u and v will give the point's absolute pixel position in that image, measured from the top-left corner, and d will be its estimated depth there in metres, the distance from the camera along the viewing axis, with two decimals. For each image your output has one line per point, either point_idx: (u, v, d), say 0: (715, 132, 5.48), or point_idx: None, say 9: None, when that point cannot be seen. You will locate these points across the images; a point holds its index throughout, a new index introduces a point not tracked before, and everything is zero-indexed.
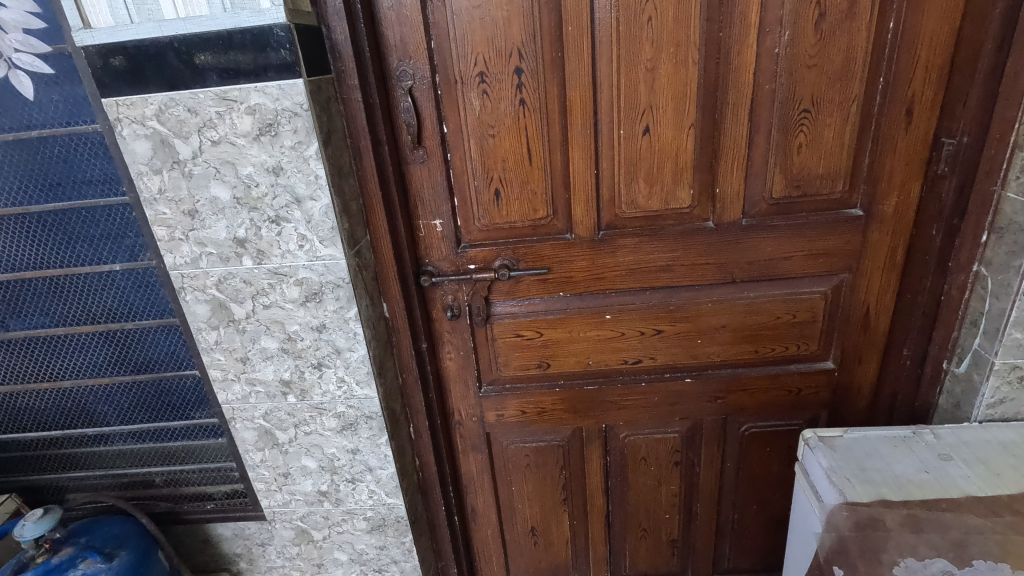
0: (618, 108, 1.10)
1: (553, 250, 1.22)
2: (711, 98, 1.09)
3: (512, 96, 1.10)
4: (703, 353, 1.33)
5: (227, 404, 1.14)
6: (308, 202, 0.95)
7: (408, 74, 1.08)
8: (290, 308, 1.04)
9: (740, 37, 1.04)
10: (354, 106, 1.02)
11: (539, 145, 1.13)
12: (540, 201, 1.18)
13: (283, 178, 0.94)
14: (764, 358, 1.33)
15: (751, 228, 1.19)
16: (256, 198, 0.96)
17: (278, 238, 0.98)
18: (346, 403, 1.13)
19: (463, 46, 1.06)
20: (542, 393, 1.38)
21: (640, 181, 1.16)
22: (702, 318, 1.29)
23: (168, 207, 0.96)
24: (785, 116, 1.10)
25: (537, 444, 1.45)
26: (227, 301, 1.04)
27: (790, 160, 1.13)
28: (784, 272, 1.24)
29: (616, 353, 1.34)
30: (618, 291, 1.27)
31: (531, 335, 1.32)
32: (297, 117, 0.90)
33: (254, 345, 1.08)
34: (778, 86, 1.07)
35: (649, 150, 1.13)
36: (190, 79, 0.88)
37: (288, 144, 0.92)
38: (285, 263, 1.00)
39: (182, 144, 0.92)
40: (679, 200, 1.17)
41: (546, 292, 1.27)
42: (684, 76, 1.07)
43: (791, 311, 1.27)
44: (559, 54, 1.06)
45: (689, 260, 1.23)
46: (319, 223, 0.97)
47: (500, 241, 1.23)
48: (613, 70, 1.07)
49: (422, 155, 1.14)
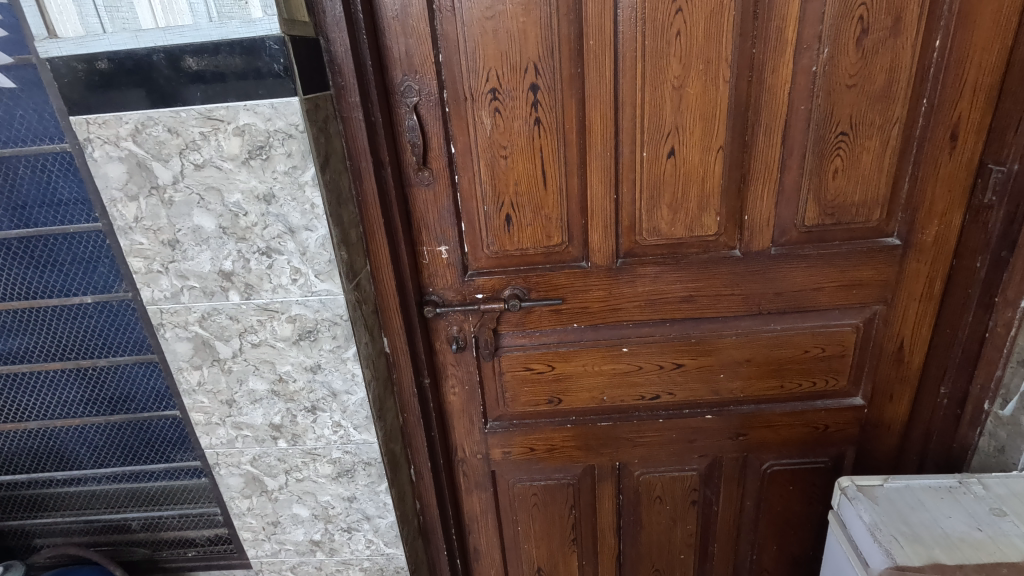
0: (641, 129, 1.01)
1: (567, 279, 1.13)
2: (741, 119, 1.01)
3: (526, 115, 1.01)
4: (724, 388, 1.25)
5: (211, 449, 1.04)
6: (303, 232, 0.86)
7: (413, 89, 0.99)
8: (281, 346, 0.94)
9: (775, 54, 0.96)
10: (354, 125, 0.92)
11: (553, 167, 1.05)
12: (555, 227, 1.09)
13: (275, 206, 0.84)
14: (789, 394, 1.25)
15: (780, 257, 1.11)
16: (245, 228, 0.86)
17: (269, 272, 0.88)
18: (343, 449, 1.03)
19: (473, 59, 0.97)
20: (552, 430, 1.30)
21: (663, 207, 1.07)
22: (724, 352, 1.21)
23: (145, 235, 0.86)
24: (821, 139, 1.01)
25: (546, 482, 1.36)
26: (211, 339, 0.94)
27: (825, 186, 1.05)
28: (814, 304, 1.15)
29: (632, 388, 1.25)
30: (636, 323, 1.18)
31: (542, 369, 1.23)
32: (291, 139, 0.80)
33: (241, 386, 0.98)
34: (815, 106, 0.99)
35: (673, 174, 1.05)
36: (171, 96, 0.78)
37: (281, 169, 0.82)
38: (276, 299, 0.90)
39: (162, 168, 0.82)
40: (705, 228, 1.09)
41: (559, 323, 1.18)
42: (714, 94, 0.99)
43: (820, 345, 1.19)
44: (579, 69, 0.98)
45: (713, 291, 1.15)
46: (315, 255, 0.87)
47: (510, 268, 1.14)
48: (637, 89, 0.99)
49: (428, 176, 1.05)
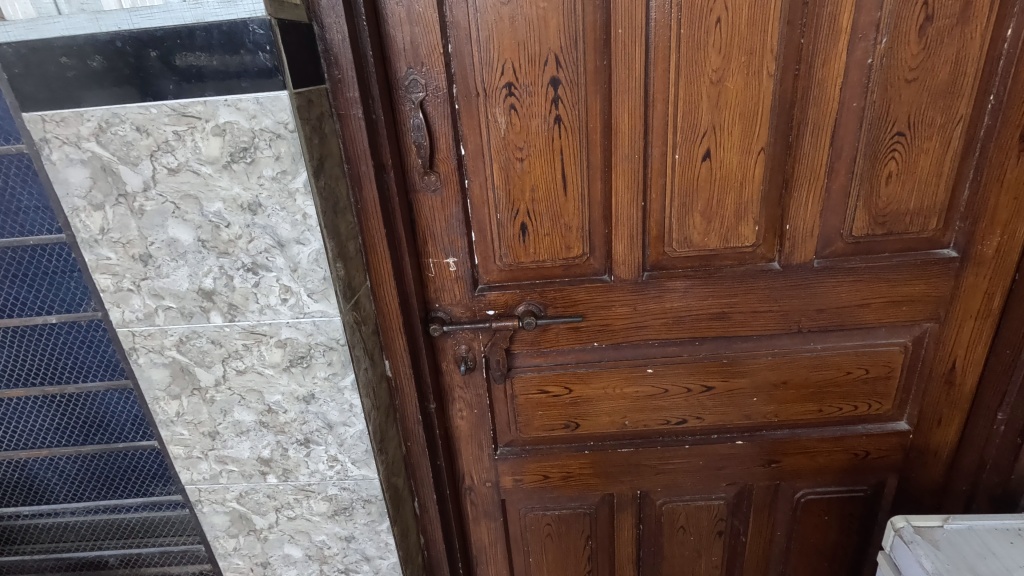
0: (674, 129, 0.91)
1: (588, 294, 1.03)
2: (785, 117, 0.90)
3: (546, 113, 0.90)
4: (757, 412, 1.14)
5: (192, 485, 0.93)
6: (294, 246, 0.75)
7: (418, 83, 0.88)
8: (269, 374, 0.83)
9: (827, 44, 0.85)
10: (353, 124, 0.80)
11: (574, 172, 0.94)
12: (575, 238, 0.99)
13: (262, 217, 0.73)
14: (828, 419, 1.15)
15: (824, 270, 1.00)
16: (227, 241, 0.75)
17: (255, 291, 0.77)
18: (340, 485, 0.92)
19: (487, 50, 0.86)
20: (569, 456, 1.19)
21: (696, 215, 0.97)
22: (758, 373, 1.10)
23: (113, 249, 0.75)
24: (874, 140, 0.91)
25: (560, 512, 1.26)
26: (191, 365, 0.83)
27: (877, 193, 0.94)
28: (859, 321, 1.05)
29: (656, 412, 1.14)
30: (662, 342, 1.08)
31: (558, 391, 1.12)
32: (279, 140, 0.69)
33: (225, 417, 0.87)
34: (869, 103, 0.88)
35: (708, 179, 0.94)
36: (140, 89, 0.67)
37: (268, 174, 0.71)
38: (264, 321, 0.79)
39: (131, 173, 0.71)
40: (741, 238, 0.98)
41: (577, 342, 1.08)
42: (756, 90, 0.88)
43: (864, 366, 1.09)
44: (605, 61, 0.87)
45: (748, 307, 1.04)
46: (307, 272, 0.76)
47: (525, 282, 1.03)
48: (671, 84, 0.88)
49: (435, 181, 0.94)
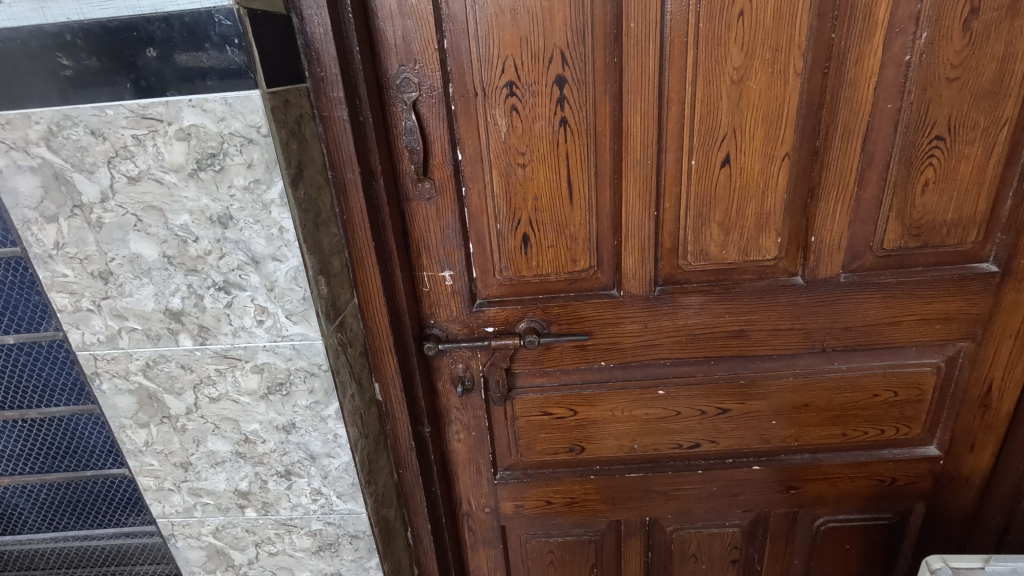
0: (690, 133, 0.83)
1: (595, 310, 0.95)
2: (813, 119, 0.82)
3: (550, 114, 0.82)
4: (776, 436, 1.06)
5: (164, 518, 0.85)
6: (269, 263, 0.67)
7: (411, 82, 0.80)
8: (246, 402, 0.76)
9: (862, 39, 0.77)
10: (337, 127, 0.73)
11: (580, 179, 0.86)
12: (581, 250, 0.91)
13: (233, 230, 0.65)
14: (851, 443, 1.07)
15: (852, 286, 0.92)
16: (195, 257, 0.67)
17: (228, 311, 0.70)
18: (324, 520, 0.85)
19: (486, 46, 0.79)
20: (573, 481, 1.11)
21: (713, 226, 0.89)
22: (777, 395, 1.02)
23: (69, 266, 0.67)
24: (909, 144, 0.83)
25: (564, 538, 1.18)
26: (160, 392, 0.76)
27: (912, 202, 0.86)
28: (887, 340, 0.97)
29: (667, 435, 1.07)
30: (675, 362, 1.00)
31: (563, 413, 1.05)
32: (251, 145, 0.61)
33: (198, 447, 0.80)
34: (906, 104, 0.80)
35: (726, 186, 0.86)
36: (93, 88, 0.59)
37: (239, 184, 0.63)
38: (238, 344, 0.72)
39: (87, 181, 0.63)
40: (762, 251, 0.91)
41: (583, 361, 1.00)
42: (781, 90, 0.80)
43: (892, 388, 1.01)
44: (615, 58, 0.79)
45: (768, 325, 0.96)
46: (285, 292, 0.69)
47: (527, 297, 0.95)
48: (688, 83, 0.80)
49: (429, 189, 0.87)
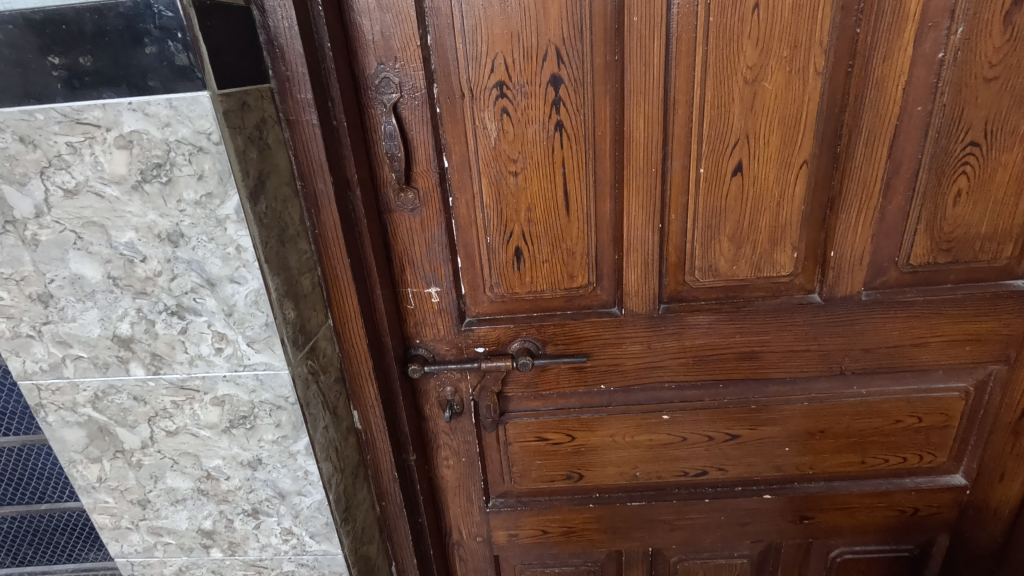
0: (699, 138, 0.75)
1: (594, 329, 0.88)
2: (835, 123, 0.75)
3: (544, 118, 0.75)
4: (789, 463, 0.99)
5: (123, 559, 0.78)
6: (227, 285, 0.60)
7: (391, 83, 0.73)
8: (206, 436, 0.69)
9: (891, 35, 0.69)
10: (306, 132, 0.65)
11: (578, 187, 0.79)
12: (579, 265, 0.84)
13: (185, 249, 0.58)
14: (871, 472, 0.99)
15: (874, 304, 0.85)
16: (143, 279, 0.60)
17: (183, 338, 0.63)
18: (296, 561, 0.78)
19: (473, 42, 0.71)
20: (571, 510, 1.04)
21: (723, 239, 0.81)
22: (791, 420, 0.95)
23: (4, 288, 0.60)
24: (940, 151, 0.75)
25: (561, 569, 1.10)
26: (111, 425, 0.68)
27: (942, 214, 0.79)
28: (912, 363, 0.89)
29: (672, 463, 0.99)
30: (680, 385, 0.92)
31: (559, 439, 0.97)
32: (200, 154, 0.54)
33: (156, 484, 0.72)
34: (937, 106, 0.73)
35: (738, 197, 0.79)
36: (19, 89, 0.52)
37: (189, 197, 0.56)
38: (195, 374, 0.65)
39: (18, 194, 0.56)
40: (777, 266, 0.83)
41: (581, 384, 0.93)
42: (800, 91, 0.73)
43: (917, 414, 0.94)
44: (616, 56, 0.72)
45: (782, 346, 0.89)
46: (245, 317, 0.61)
47: (520, 315, 0.88)
48: (696, 83, 0.72)
49: (412, 199, 0.79)
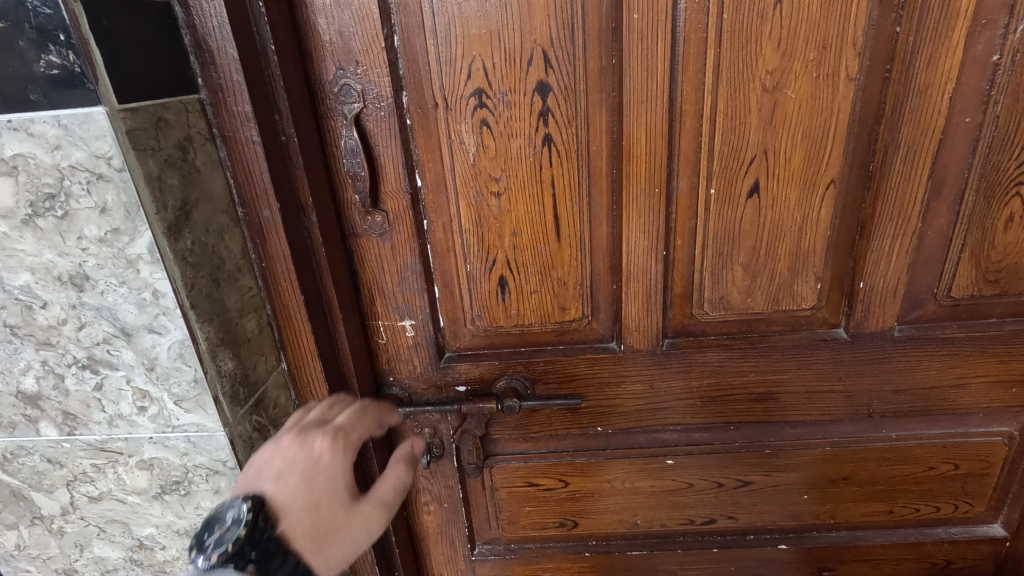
0: (710, 154, 0.65)
1: (589, 367, 0.78)
2: (869, 137, 0.64)
3: (531, 130, 0.65)
4: (808, 512, 0.88)
5: None
6: (145, 336, 0.50)
7: (353, 90, 0.63)
8: (135, 502, 0.59)
9: (937, 33, 0.59)
10: (246, 151, 0.55)
11: (569, 209, 0.69)
12: (572, 296, 0.74)
13: (91, 295, 0.48)
14: (899, 521, 0.89)
15: (909, 341, 0.74)
16: (46, 329, 0.50)
17: (99, 395, 0.53)
18: None
19: (447, 44, 0.61)
20: (565, 560, 0.94)
21: (736, 268, 0.71)
22: (810, 465, 0.85)
23: None
24: (990, 169, 0.65)
25: None
26: (25, 489, 0.59)
27: (990, 240, 0.68)
28: (948, 405, 0.79)
29: (677, 510, 0.89)
30: (686, 427, 0.82)
31: (551, 484, 0.87)
32: (100, 182, 0.44)
33: (82, 553, 0.63)
34: (989, 118, 0.62)
35: (755, 221, 0.68)
36: None
37: (91, 233, 0.46)
38: (117, 435, 0.55)
39: None
40: (798, 298, 0.73)
41: (575, 426, 0.83)
42: (829, 99, 0.62)
43: (953, 460, 0.83)
44: (614, 60, 0.62)
45: (802, 386, 0.78)
46: (169, 372, 0.52)
47: (506, 351, 0.78)
48: (706, 91, 0.62)
49: (380, 222, 0.69)
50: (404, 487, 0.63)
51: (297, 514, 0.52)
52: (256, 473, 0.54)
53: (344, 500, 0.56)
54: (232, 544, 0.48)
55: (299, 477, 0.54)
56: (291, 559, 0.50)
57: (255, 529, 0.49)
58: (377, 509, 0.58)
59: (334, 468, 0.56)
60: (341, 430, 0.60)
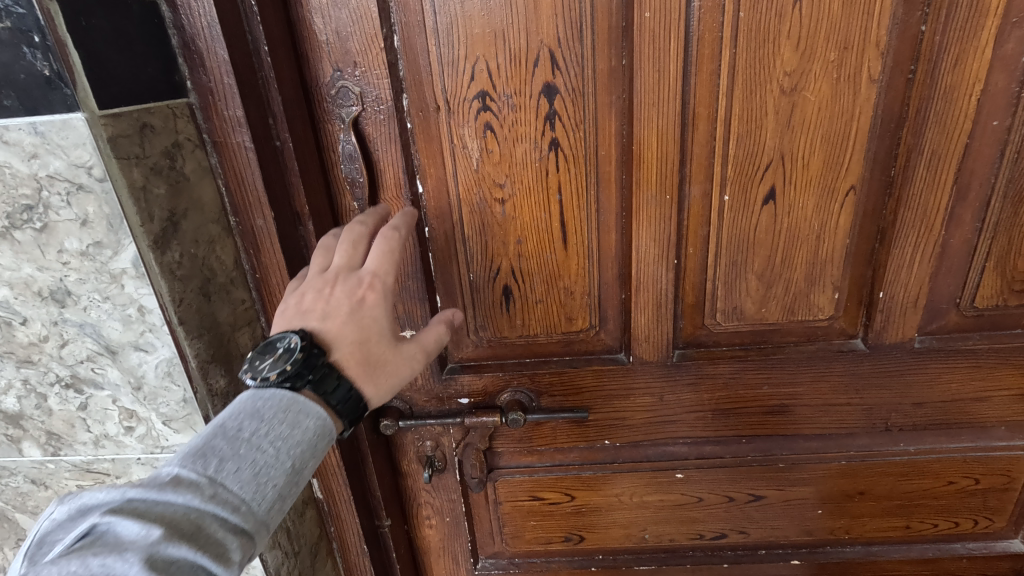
0: (724, 159, 0.62)
1: (597, 379, 0.75)
2: (891, 141, 0.61)
3: (536, 134, 0.62)
4: (822, 527, 0.85)
5: None
6: (130, 353, 0.47)
7: (351, 93, 0.60)
8: None
9: (965, 33, 0.56)
10: (238, 157, 0.53)
11: (577, 217, 0.66)
12: (579, 305, 0.71)
13: (73, 311, 0.46)
14: (916, 537, 0.86)
15: (930, 352, 0.71)
16: (26, 346, 0.47)
17: (84, 415, 0.50)
18: None
19: (449, 44, 0.59)
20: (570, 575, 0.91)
21: (751, 277, 0.68)
22: (825, 479, 0.82)
23: None
24: (1019, 174, 0.62)
25: None
26: (9, 510, 0.56)
27: (1017, 248, 0.65)
28: (970, 418, 0.76)
29: (686, 525, 0.86)
30: (697, 440, 0.80)
31: (557, 498, 0.85)
32: (80, 193, 0.41)
33: None
34: (1018, 121, 0.59)
35: (770, 228, 0.65)
36: None
37: (72, 246, 0.43)
38: (103, 456, 0.52)
39: None
40: (814, 308, 0.70)
41: (582, 439, 0.80)
42: (849, 102, 0.59)
43: (973, 474, 0.80)
44: (625, 60, 0.59)
45: (817, 398, 0.76)
46: (156, 392, 0.49)
47: (510, 362, 0.75)
48: (721, 93, 0.59)
49: None
50: (441, 344, 0.58)
51: (346, 347, 0.50)
52: (300, 311, 0.52)
53: (393, 335, 0.53)
54: (288, 367, 0.46)
55: (345, 313, 0.51)
56: (344, 385, 0.48)
57: (310, 355, 0.47)
58: (418, 351, 0.54)
59: (380, 305, 0.52)
60: (376, 276, 0.53)
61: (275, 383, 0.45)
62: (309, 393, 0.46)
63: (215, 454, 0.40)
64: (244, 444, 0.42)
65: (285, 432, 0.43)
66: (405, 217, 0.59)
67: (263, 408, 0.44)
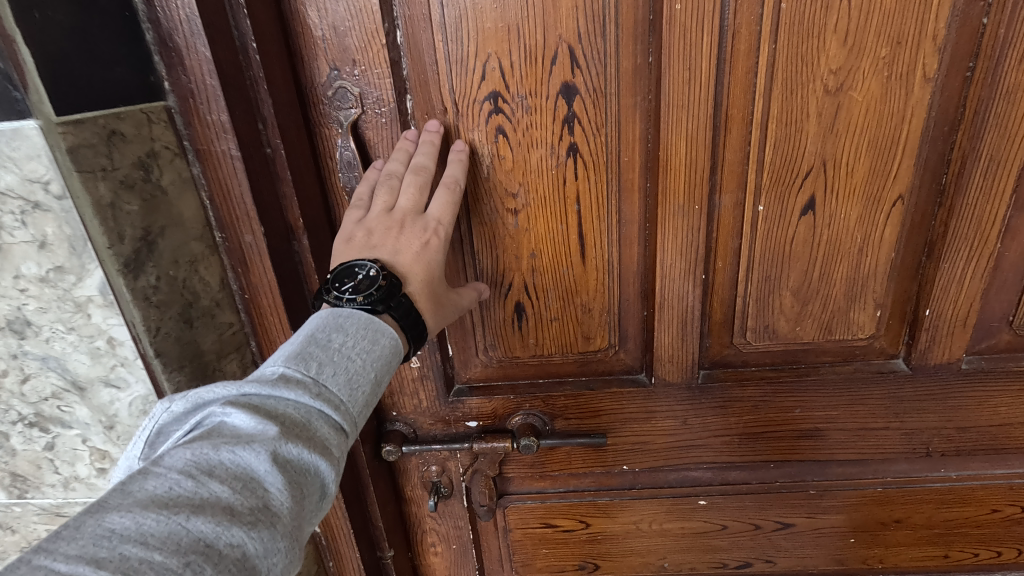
0: (758, 166, 0.57)
1: (615, 401, 0.70)
2: (944, 146, 0.55)
3: (553, 140, 0.56)
4: (853, 555, 0.80)
5: None
6: (100, 390, 0.43)
7: (350, 94, 0.55)
8: None
9: None
10: (223, 167, 0.47)
11: (595, 229, 0.60)
12: (597, 323, 0.66)
13: (34, 343, 0.41)
14: (954, 566, 0.80)
15: (978, 374, 0.66)
16: None
17: (50, 456, 0.45)
18: None
19: (458, 40, 0.53)
20: None
21: (785, 294, 0.63)
22: (858, 506, 0.76)
23: None
24: None
25: None
26: None
27: None
28: (1017, 443, 0.71)
29: (708, 553, 0.81)
30: (722, 466, 0.74)
31: (570, 525, 0.79)
32: (38, 212, 0.37)
33: None
34: None
35: (808, 241, 0.60)
36: None
37: (30, 272, 0.39)
38: (73, 499, 0.47)
39: None
40: (853, 326, 0.64)
41: (598, 464, 0.75)
42: (899, 104, 0.54)
43: (1018, 502, 0.75)
44: (651, 58, 0.53)
45: (853, 422, 0.70)
46: (131, 430, 0.44)
47: (521, 384, 0.70)
48: (757, 94, 0.54)
49: None
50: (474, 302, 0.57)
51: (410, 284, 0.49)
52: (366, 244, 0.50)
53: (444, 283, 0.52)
54: (373, 292, 0.45)
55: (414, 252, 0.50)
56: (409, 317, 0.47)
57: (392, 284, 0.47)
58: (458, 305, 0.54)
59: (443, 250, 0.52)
60: (441, 224, 0.51)
61: (359, 304, 0.44)
62: (385, 317, 0.45)
63: (311, 358, 0.38)
64: (336, 352, 0.40)
65: (367, 346, 0.41)
66: (462, 163, 0.55)
67: (346, 322, 0.42)
